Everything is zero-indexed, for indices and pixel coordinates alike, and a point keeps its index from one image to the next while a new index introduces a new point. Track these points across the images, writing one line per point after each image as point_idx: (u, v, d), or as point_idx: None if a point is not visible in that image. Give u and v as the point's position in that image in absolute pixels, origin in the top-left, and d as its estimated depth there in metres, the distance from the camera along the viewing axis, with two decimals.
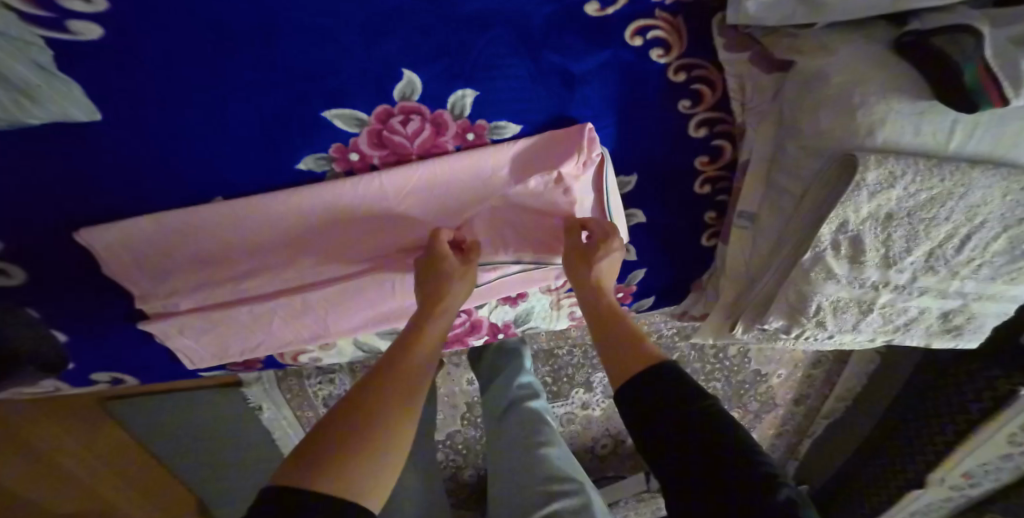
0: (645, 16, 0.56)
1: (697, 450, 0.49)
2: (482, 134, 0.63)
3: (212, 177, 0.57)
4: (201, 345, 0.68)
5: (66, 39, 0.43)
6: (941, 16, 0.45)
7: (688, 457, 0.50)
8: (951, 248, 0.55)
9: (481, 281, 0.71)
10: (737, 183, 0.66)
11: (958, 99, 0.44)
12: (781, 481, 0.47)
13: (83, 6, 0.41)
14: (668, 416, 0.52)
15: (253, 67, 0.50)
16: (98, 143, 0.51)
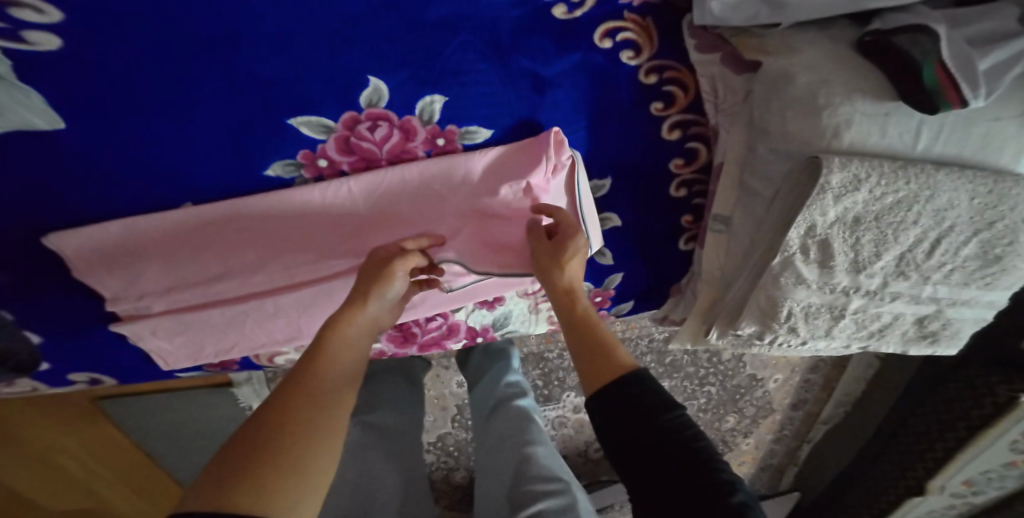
0: (613, 18, 0.55)
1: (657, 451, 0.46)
2: (452, 139, 0.63)
3: (179, 182, 0.58)
4: (175, 346, 0.70)
5: (22, 49, 0.44)
6: (906, 15, 0.44)
7: (658, 470, 0.46)
8: (921, 253, 0.54)
9: (456, 284, 0.68)
10: (713, 186, 0.65)
11: (921, 101, 0.43)
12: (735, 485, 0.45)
13: (40, 19, 0.43)
14: (637, 418, 0.47)
15: (213, 75, 0.51)
16: (64, 149, 0.53)
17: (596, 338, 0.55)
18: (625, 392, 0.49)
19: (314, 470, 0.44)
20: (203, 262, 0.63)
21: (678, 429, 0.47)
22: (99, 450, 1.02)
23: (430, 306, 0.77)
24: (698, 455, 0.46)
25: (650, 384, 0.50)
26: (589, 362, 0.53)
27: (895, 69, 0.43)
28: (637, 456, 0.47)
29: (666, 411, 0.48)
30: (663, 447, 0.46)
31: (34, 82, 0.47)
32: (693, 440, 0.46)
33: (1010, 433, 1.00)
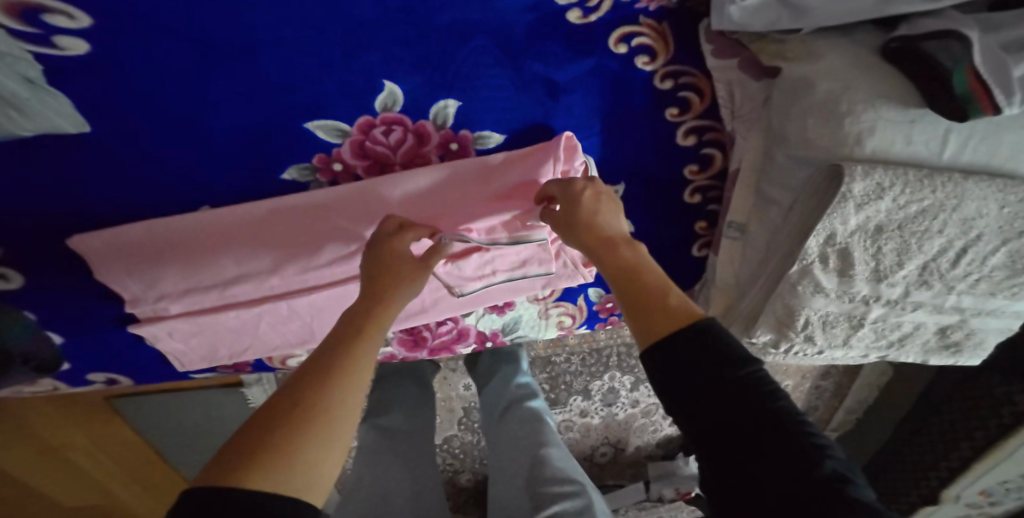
0: (629, 23, 0.55)
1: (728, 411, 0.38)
2: (465, 143, 0.63)
3: (198, 186, 0.59)
4: (190, 347, 0.71)
5: (53, 54, 0.45)
6: (932, 20, 0.43)
7: (729, 434, 0.38)
8: (945, 262, 0.54)
9: (468, 289, 0.72)
10: (728, 192, 0.65)
11: (952, 109, 0.43)
12: (827, 452, 0.37)
13: (68, 24, 0.43)
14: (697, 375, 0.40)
15: (233, 80, 0.51)
16: (87, 152, 0.53)
17: (646, 285, 0.46)
18: (686, 344, 0.40)
19: (330, 443, 0.41)
20: (218, 266, 0.63)
21: (752, 387, 0.39)
22: (112, 448, 1.03)
23: (440, 311, 0.77)
24: (776, 417, 0.38)
25: (716, 331, 0.41)
26: (639, 312, 0.45)
27: (919, 75, 0.43)
28: (705, 417, 0.39)
29: (738, 367, 0.40)
30: (729, 407, 0.38)
31: (62, 86, 0.48)
32: (769, 399, 0.38)
33: None
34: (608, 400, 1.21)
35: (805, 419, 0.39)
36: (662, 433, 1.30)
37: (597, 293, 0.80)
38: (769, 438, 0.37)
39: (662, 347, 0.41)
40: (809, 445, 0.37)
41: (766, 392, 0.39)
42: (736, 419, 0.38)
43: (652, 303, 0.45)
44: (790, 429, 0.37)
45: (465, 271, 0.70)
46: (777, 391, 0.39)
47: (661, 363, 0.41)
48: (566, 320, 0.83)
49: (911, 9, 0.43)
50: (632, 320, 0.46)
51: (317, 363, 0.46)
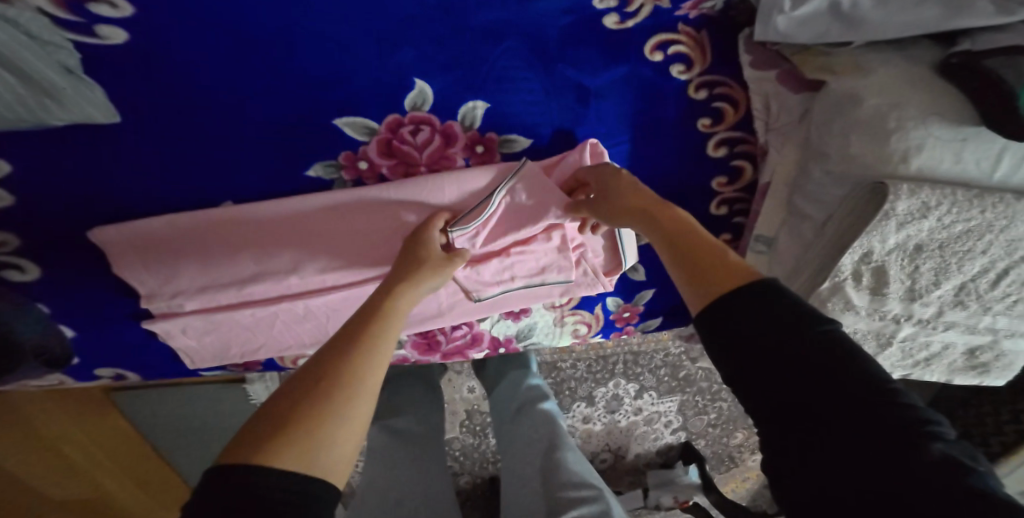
0: (666, 31, 0.55)
1: (801, 382, 0.36)
2: (491, 146, 0.62)
3: (223, 181, 0.57)
4: (204, 344, 0.69)
5: (94, 43, 0.44)
6: (1000, 36, 0.44)
7: (806, 411, 0.36)
8: (984, 283, 0.54)
9: (485, 294, 0.70)
10: (757, 207, 0.65)
11: (1007, 125, 0.44)
12: (930, 432, 0.33)
13: (112, 13, 0.43)
14: (759, 341, 0.38)
15: (266, 72, 0.50)
16: (116, 143, 0.52)
17: (700, 252, 0.45)
18: (750, 311, 0.39)
19: (345, 422, 0.39)
20: (239, 262, 0.61)
21: (831, 356, 0.36)
22: (108, 442, 1.00)
23: (456, 315, 0.75)
24: (864, 390, 0.35)
25: (784, 296, 0.40)
26: (694, 277, 0.44)
27: (979, 90, 0.44)
28: (776, 392, 0.38)
29: (811, 335, 0.37)
30: (804, 378, 0.36)
31: (98, 75, 0.47)
32: (853, 372, 0.36)
33: None
34: (611, 407, 1.21)
35: (903, 393, 0.35)
36: (663, 441, 1.29)
37: (615, 302, 0.79)
38: (853, 413, 0.34)
39: (721, 311, 0.40)
40: (906, 419, 0.33)
41: (850, 361, 0.36)
42: (811, 392, 0.36)
43: (712, 266, 0.44)
44: (878, 402, 0.34)
45: (484, 275, 0.68)
46: (863, 360, 0.36)
47: (720, 328, 0.40)
48: (581, 329, 0.83)
49: (975, 23, 0.45)
50: (686, 286, 0.45)
51: (347, 341, 0.44)
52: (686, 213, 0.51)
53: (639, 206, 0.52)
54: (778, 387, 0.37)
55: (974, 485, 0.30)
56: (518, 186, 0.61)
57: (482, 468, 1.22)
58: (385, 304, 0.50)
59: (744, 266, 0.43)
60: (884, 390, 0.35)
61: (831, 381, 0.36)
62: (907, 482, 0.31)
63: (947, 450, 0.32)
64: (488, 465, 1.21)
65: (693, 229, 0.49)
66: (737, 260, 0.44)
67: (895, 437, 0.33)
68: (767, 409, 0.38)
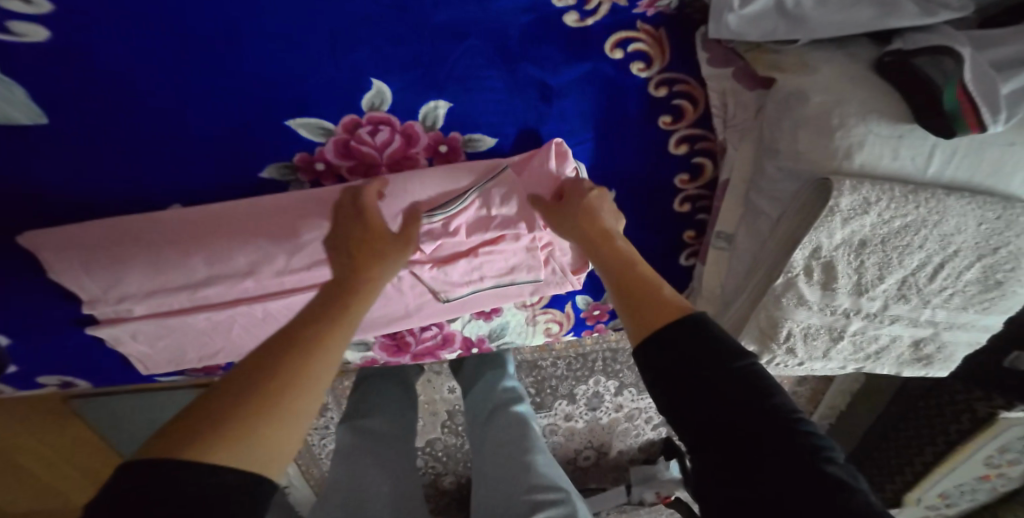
0: (626, 28, 0.56)
1: (723, 403, 0.39)
2: (455, 146, 0.61)
3: (167, 181, 0.56)
4: (155, 350, 0.68)
5: (11, 41, 0.44)
6: (927, 36, 0.47)
7: (730, 426, 0.38)
8: (923, 277, 0.56)
9: (454, 295, 0.70)
10: (718, 203, 0.66)
11: (937, 123, 0.47)
12: (826, 457, 0.36)
13: (26, 8, 0.43)
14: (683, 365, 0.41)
15: (209, 73, 0.50)
16: (49, 143, 0.51)
17: (635, 281, 0.48)
18: (675, 337, 0.42)
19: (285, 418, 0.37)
20: (189, 267, 0.59)
21: (747, 384, 0.39)
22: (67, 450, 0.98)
23: (423, 317, 0.74)
24: (774, 414, 0.38)
25: (713, 330, 0.42)
26: (631, 308, 0.46)
27: (914, 88, 0.46)
28: (702, 410, 0.39)
29: (734, 362, 0.40)
30: (727, 396, 0.39)
31: (17, 74, 0.46)
32: (767, 397, 0.38)
33: (985, 447, 1.08)
34: (592, 405, 1.21)
35: (808, 421, 0.38)
36: (644, 437, 1.30)
37: (585, 300, 0.79)
38: (762, 435, 0.37)
39: (655, 341, 0.42)
40: (808, 444, 0.36)
41: (767, 390, 0.39)
42: (733, 411, 0.38)
43: (647, 297, 0.46)
44: (786, 426, 0.37)
45: (452, 276, 0.68)
46: (778, 389, 0.40)
47: (655, 356, 0.42)
48: (552, 327, 0.82)
49: (905, 24, 0.48)
50: (625, 315, 0.47)
51: (285, 339, 0.41)
52: (631, 248, 0.53)
53: (589, 231, 0.54)
54: (702, 408, 0.39)
55: (864, 506, 0.33)
56: (488, 193, 0.62)
57: (464, 468, 1.26)
58: (348, 298, 0.47)
59: (679, 303, 0.45)
60: (793, 417, 0.38)
61: (752, 403, 0.38)
62: (803, 498, 0.33)
63: (838, 473, 0.35)
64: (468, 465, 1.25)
65: (633, 262, 0.50)
66: (673, 291, 0.47)
67: (799, 459, 0.35)
68: (689, 428, 0.40)
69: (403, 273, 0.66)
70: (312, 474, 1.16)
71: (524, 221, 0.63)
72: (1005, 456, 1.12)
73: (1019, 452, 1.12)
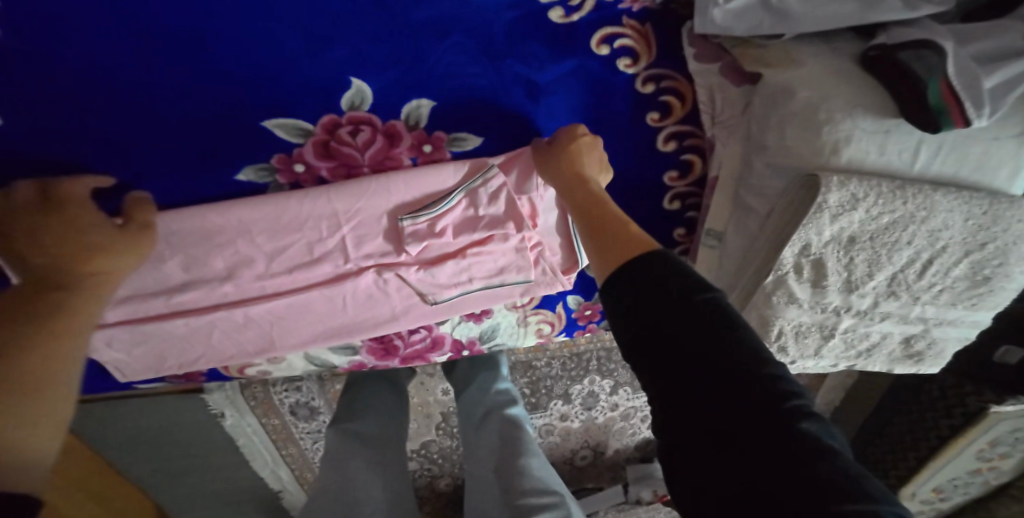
0: (612, 24, 0.55)
1: (688, 360, 0.33)
2: (440, 145, 0.60)
3: (137, 186, 0.55)
4: (136, 357, 0.67)
5: None
6: (913, 30, 0.46)
7: (696, 387, 0.33)
8: (912, 273, 0.56)
9: (442, 297, 0.69)
10: (708, 201, 0.65)
11: (924, 118, 0.46)
12: (804, 421, 0.30)
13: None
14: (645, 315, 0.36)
15: (180, 74, 0.49)
16: (13, 147, 0.50)
17: (610, 221, 0.45)
18: (649, 297, 0.36)
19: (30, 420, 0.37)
20: (165, 270, 0.59)
21: (720, 336, 0.33)
22: None
23: (413, 318, 0.71)
24: (747, 371, 0.32)
25: (683, 272, 0.37)
26: (601, 246, 0.43)
27: (897, 83, 0.46)
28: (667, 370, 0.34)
29: (729, 331, 0.33)
30: (694, 350, 0.33)
31: None
32: (740, 350, 0.33)
33: (978, 441, 1.08)
34: (587, 404, 1.20)
35: (788, 378, 0.32)
36: (641, 436, 1.30)
37: (576, 300, 0.78)
38: (732, 395, 0.31)
39: (620, 282, 0.38)
40: (784, 407, 0.31)
41: (742, 342, 0.33)
42: (700, 370, 0.33)
43: (617, 240, 0.42)
44: (762, 385, 0.31)
45: (439, 278, 0.67)
46: (754, 339, 0.34)
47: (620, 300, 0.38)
48: (544, 328, 0.81)
49: (890, 18, 0.47)
50: (597, 259, 0.43)
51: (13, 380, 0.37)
52: (601, 191, 0.51)
53: (570, 174, 0.53)
54: (695, 395, 0.32)
55: (842, 483, 0.27)
56: (476, 193, 0.62)
57: (460, 470, 1.25)
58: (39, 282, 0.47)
59: (644, 241, 0.41)
60: (771, 374, 0.32)
61: (754, 382, 0.31)
62: (779, 476, 0.28)
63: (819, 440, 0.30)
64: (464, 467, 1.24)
65: (606, 205, 0.48)
66: (642, 232, 0.42)
67: (771, 424, 0.30)
68: (679, 424, 0.33)
69: (388, 276, 0.65)
70: (305, 479, 1.15)
71: (512, 221, 0.63)
72: (997, 449, 1.12)
73: (1010, 446, 1.11)
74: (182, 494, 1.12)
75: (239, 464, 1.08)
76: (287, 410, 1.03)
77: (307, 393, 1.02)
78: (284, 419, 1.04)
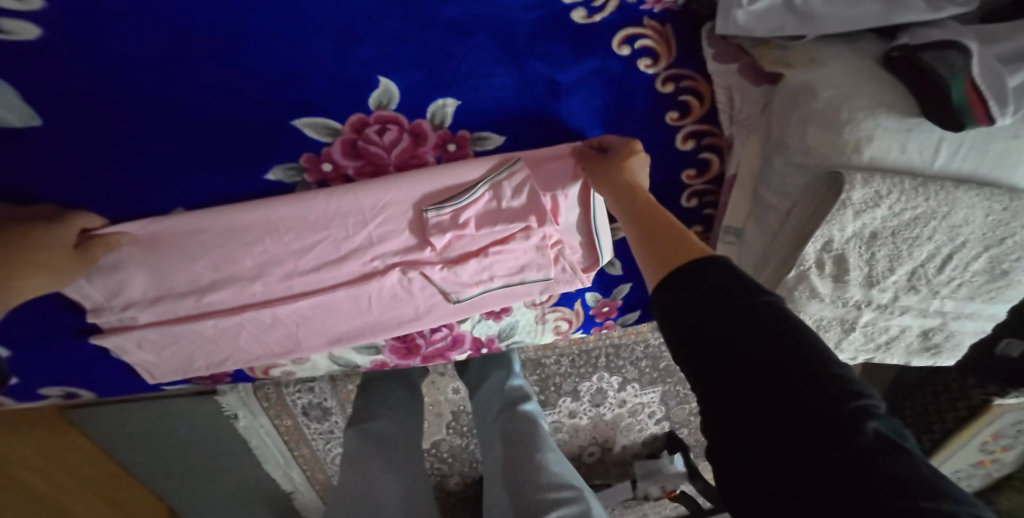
0: (633, 24, 0.56)
1: (743, 359, 0.34)
2: (464, 145, 0.61)
3: (166, 187, 0.55)
4: (163, 359, 0.67)
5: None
6: (933, 31, 0.48)
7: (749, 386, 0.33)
8: (932, 268, 0.57)
9: (465, 295, 0.69)
10: (725, 198, 0.66)
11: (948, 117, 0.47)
12: (866, 421, 0.30)
13: (16, 6, 0.41)
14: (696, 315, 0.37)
15: (212, 75, 0.49)
16: (45, 148, 0.50)
17: (662, 227, 0.46)
18: (701, 298, 0.37)
19: None
20: (193, 270, 0.59)
21: (775, 336, 0.34)
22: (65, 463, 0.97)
23: (435, 318, 0.72)
24: (803, 370, 0.32)
25: (736, 276, 0.38)
26: (652, 250, 0.44)
27: (919, 82, 0.47)
28: (720, 370, 0.35)
29: (760, 334, 0.34)
30: (748, 349, 0.34)
31: (10, 75, 0.45)
32: (796, 350, 0.33)
33: (981, 433, 1.10)
34: (596, 401, 1.21)
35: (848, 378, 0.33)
36: (648, 432, 1.30)
37: (594, 297, 0.79)
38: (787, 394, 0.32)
39: (673, 285, 0.39)
40: (843, 406, 0.31)
41: (797, 342, 0.34)
42: (755, 370, 0.33)
43: (670, 244, 0.43)
44: (818, 384, 0.32)
45: (462, 276, 0.67)
46: (813, 340, 0.34)
47: (670, 301, 0.39)
48: (562, 325, 0.81)
49: (912, 19, 0.48)
50: (647, 262, 0.44)
51: None
52: (650, 197, 0.52)
53: (618, 182, 0.55)
54: (738, 396, 0.34)
55: (902, 483, 0.27)
56: (500, 186, 0.62)
57: (471, 468, 1.25)
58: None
59: (701, 247, 0.42)
60: (829, 374, 0.32)
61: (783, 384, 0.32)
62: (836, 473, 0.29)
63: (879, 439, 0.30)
64: (475, 465, 1.24)
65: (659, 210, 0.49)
66: (694, 239, 0.43)
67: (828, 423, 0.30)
68: (728, 422, 0.34)
69: (413, 274, 0.65)
70: (317, 479, 1.15)
71: (533, 214, 0.63)
72: (1000, 441, 1.14)
73: (1013, 438, 1.14)
74: (194, 496, 1.12)
75: (252, 465, 1.08)
76: (300, 411, 1.03)
77: (320, 393, 1.02)
78: (296, 420, 1.03)
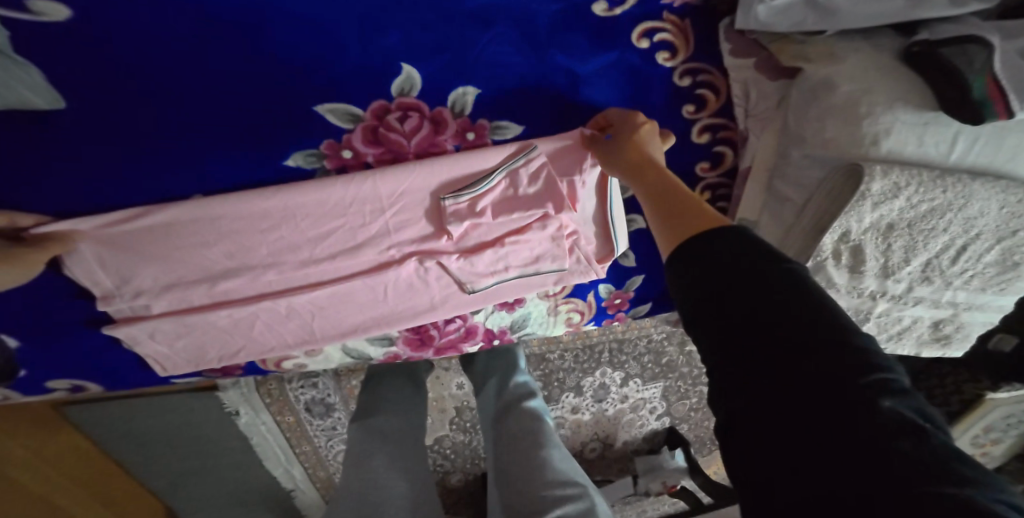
0: (653, 18, 0.57)
1: (757, 334, 0.32)
2: (482, 134, 0.60)
3: (183, 174, 0.54)
4: (175, 350, 0.66)
5: (29, 20, 0.42)
6: (951, 27, 0.49)
7: (763, 365, 0.31)
8: (946, 259, 0.59)
9: (480, 285, 0.68)
10: (739, 191, 0.66)
11: (967, 112, 0.48)
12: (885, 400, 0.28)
13: None
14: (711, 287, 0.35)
15: (233, 58, 0.48)
16: (66, 133, 0.49)
17: (678, 199, 0.45)
18: (716, 271, 0.35)
19: None
20: (209, 258, 0.58)
21: (791, 310, 0.32)
22: (61, 460, 0.95)
23: (449, 310, 0.71)
24: (821, 344, 0.30)
25: (752, 245, 0.36)
26: (669, 221, 0.43)
27: (940, 76, 0.48)
28: (733, 347, 0.33)
29: (768, 312, 0.33)
30: (763, 322, 0.32)
31: (30, 55, 0.44)
32: (814, 324, 0.31)
33: (973, 427, 1.13)
34: (598, 396, 1.22)
35: (870, 354, 0.31)
36: (648, 428, 1.31)
37: (607, 289, 0.79)
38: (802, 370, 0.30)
39: (690, 258, 0.37)
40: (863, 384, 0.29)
41: (815, 316, 0.32)
42: (769, 346, 0.32)
43: (687, 214, 0.42)
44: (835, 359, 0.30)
45: (478, 266, 0.66)
46: (835, 316, 0.32)
47: (688, 268, 0.37)
48: (574, 317, 0.81)
49: (933, 15, 0.49)
50: (663, 236, 0.42)
51: None
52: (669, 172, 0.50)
53: (635, 160, 0.53)
54: (749, 373, 0.32)
55: (925, 469, 0.25)
56: (518, 173, 0.61)
57: (473, 465, 1.25)
58: None
59: (717, 217, 0.40)
60: (848, 349, 0.30)
61: (793, 364, 0.30)
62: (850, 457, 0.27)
63: (898, 416, 0.28)
64: (477, 462, 1.24)
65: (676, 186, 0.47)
66: (714, 210, 0.42)
67: (845, 402, 0.28)
68: (740, 404, 0.32)
69: (430, 264, 0.65)
70: (318, 477, 1.13)
71: (551, 202, 0.63)
72: (991, 434, 1.17)
73: (1003, 431, 1.17)
74: (192, 496, 1.09)
75: (252, 463, 1.06)
76: (302, 407, 1.02)
77: (323, 390, 1.00)
78: (298, 416, 1.02)
